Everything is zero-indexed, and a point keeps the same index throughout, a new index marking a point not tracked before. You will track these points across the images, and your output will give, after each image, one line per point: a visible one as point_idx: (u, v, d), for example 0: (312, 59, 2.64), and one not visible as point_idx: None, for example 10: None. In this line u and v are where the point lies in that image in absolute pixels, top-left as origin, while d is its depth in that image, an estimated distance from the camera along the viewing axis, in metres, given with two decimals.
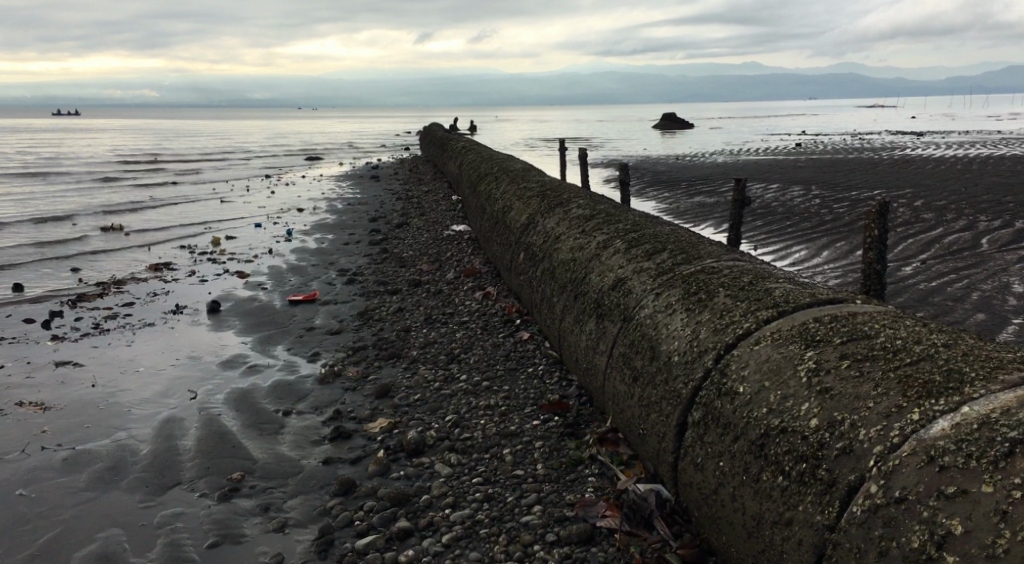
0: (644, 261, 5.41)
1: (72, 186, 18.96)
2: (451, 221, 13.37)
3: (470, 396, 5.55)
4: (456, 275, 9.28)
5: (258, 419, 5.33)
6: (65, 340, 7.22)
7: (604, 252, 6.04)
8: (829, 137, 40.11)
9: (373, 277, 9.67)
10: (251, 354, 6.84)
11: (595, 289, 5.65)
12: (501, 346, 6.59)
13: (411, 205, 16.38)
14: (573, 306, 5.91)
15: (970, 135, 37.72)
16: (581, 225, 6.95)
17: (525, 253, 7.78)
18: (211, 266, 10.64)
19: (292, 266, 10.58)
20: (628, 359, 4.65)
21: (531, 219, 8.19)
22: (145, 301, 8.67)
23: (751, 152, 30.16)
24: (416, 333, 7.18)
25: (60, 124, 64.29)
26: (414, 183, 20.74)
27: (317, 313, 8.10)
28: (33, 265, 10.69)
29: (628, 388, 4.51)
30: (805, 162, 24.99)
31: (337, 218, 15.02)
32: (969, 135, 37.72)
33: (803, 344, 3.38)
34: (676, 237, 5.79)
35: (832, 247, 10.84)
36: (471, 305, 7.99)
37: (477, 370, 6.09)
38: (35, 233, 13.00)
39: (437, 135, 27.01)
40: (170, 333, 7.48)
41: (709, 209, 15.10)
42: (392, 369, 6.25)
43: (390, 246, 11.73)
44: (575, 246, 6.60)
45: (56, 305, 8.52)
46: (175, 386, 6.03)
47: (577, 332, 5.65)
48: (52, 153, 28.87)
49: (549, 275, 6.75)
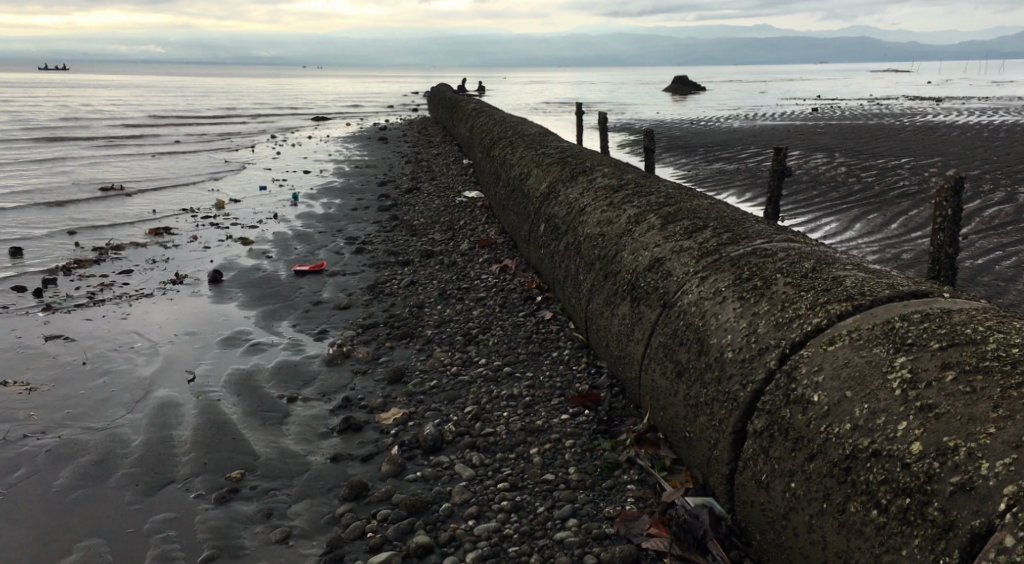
0: (684, 240, 4.93)
1: (74, 147, 18.40)
2: (462, 187, 12.84)
3: (490, 384, 5.10)
4: (470, 246, 8.78)
5: (261, 406, 4.91)
6: (57, 310, 6.75)
7: (637, 227, 5.55)
8: (846, 102, 39.25)
9: (383, 246, 9.18)
10: (253, 331, 6.39)
11: (628, 269, 5.17)
12: (521, 327, 6.14)
13: (421, 168, 15.81)
14: (603, 285, 5.44)
15: (989, 101, 36.86)
16: (608, 197, 6.45)
17: (546, 225, 7.28)
18: (213, 231, 10.15)
19: (298, 233, 10.08)
20: (670, 351, 4.19)
21: (551, 188, 7.68)
22: (143, 269, 8.20)
23: (768, 117, 29.33)
24: (429, 310, 6.72)
25: (63, 81, 63.52)
26: (424, 146, 20.15)
27: (324, 286, 7.63)
28: (28, 228, 10.22)
29: (671, 383, 4.07)
30: (826, 128, 24.23)
31: (344, 182, 14.47)
32: (989, 101, 36.87)
33: (891, 347, 2.91)
34: (718, 213, 5.29)
35: (864, 218, 10.30)
36: (488, 279, 7.52)
37: (497, 353, 5.65)
38: (31, 194, 12.51)
39: (446, 97, 26.31)
40: (169, 305, 7.03)
41: (730, 176, 14.51)
42: (405, 351, 5.80)
43: (400, 212, 11.24)
44: (602, 220, 6.10)
45: (50, 272, 8.03)
46: (173, 366, 5.59)
47: (608, 316, 5.19)
48: (53, 112, 28.24)
49: (574, 250, 6.26)
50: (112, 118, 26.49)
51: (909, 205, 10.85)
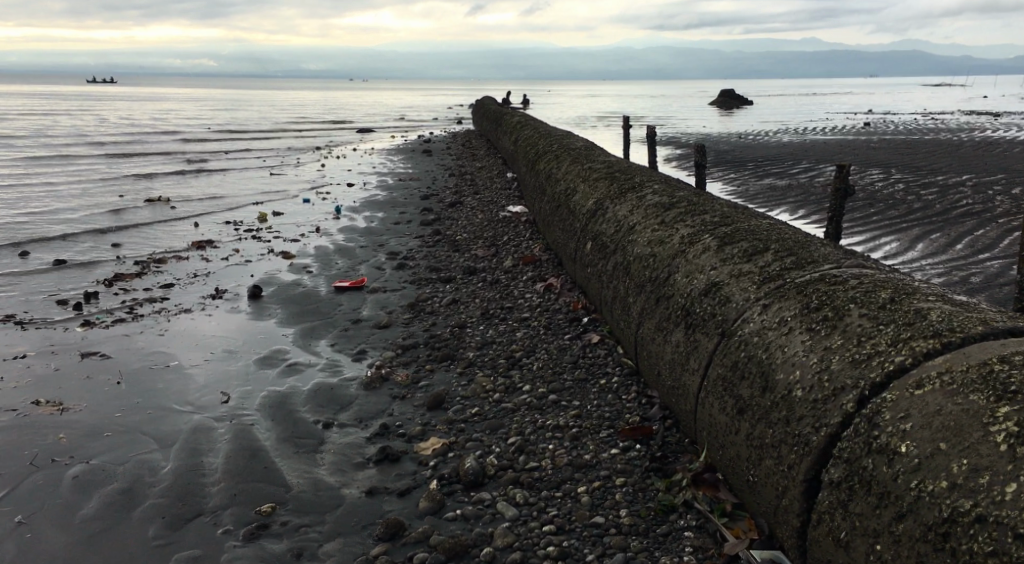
0: (743, 263, 4.61)
1: (123, 158, 18.64)
2: (506, 201, 12.63)
3: (535, 413, 4.85)
4: (513, 263, 8.55)
5: (295, 432, 4.72)
6: (95, 325, 6.69)
7: (691, 248, 5.25)
8: (899, 116, 38.22)
9: (424, 262, 8.99)
10: (291, 349, 6.23)
11: (683, 293, 4.86)
12: (567, 351, 5.87)
13: (464, 182, 15.66)
14: (654, 309, 5.14)
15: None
16: (660, 215, 6.15)
17: (592, 243, 7.00)
18: (255, 245, 10.08)
19: (340, 247, 9.96)
20: (729, 385, 3.88)
21: (598, 205, 7.40)
22: (184, 283, 8.12)
23: (819, 131, 28.56)
24: (471, 330, 6.49)
25: (118, 93, 65.28)
26: (468, 159, 20.03)
27: (364, 303, 7.46)
28: (75, 239, 10.27)
29: (730, 420, 3.77)
30: (880, 142, 23.50)
31: (388, 195, 14.38)
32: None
33: (991, 394, 2.58)
34: (779, 234, 4.97)
35: (927, 238, 9.82)
36: (532, 298, 7.27)
37: (542, 379, 5.38)
38: (79, 204, 12.63)
39: (491, 109, 26.19)
40: (208, 321, 6.91)
41: (782, 192, 14.04)
42: (445, 375, 5.58)
43: (443, 227, 11.07)
44: (653, 239, 5.81)
45: (92, 285, 8.00)
46: (210, 386, 5.45)
47: (660, 343, 4.89)
48: (106, 123, 28.83)
49: (623, 271, 5.97)
50: (161, 130, 26.92)
51: (975, 225, 10.32)
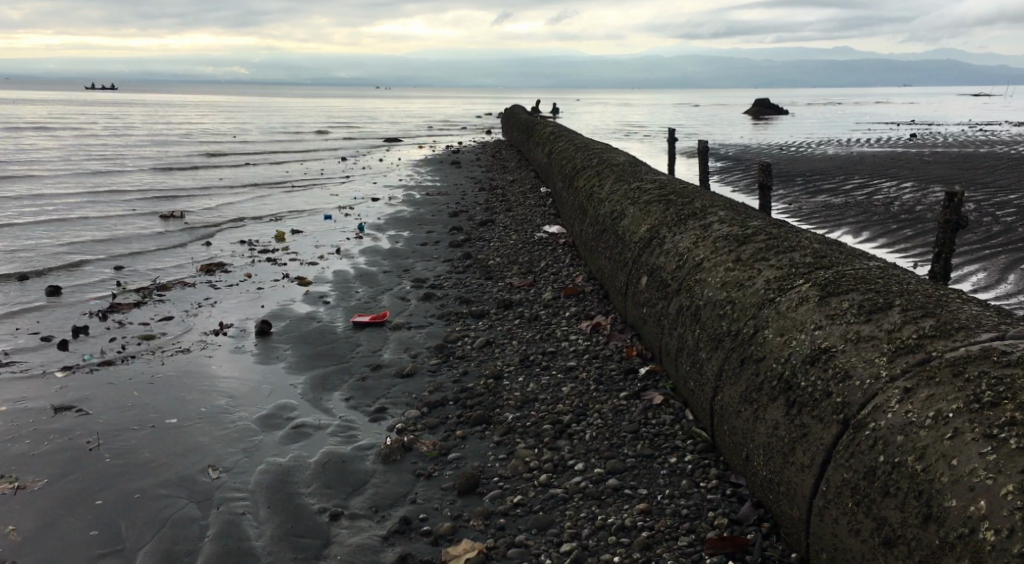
0: (861, 324, 3.63)
1: (139, 172, 17.85)
2: (541, 220, 11.68)
3: (592, 505, 3.91)
4: (553, 295, 7.61)
5: (296, 528, 3.86)
6: (79, 369, 5.86)
7: (783, 295, 4.26)
8: (943, 128, 36.73)
9: (454, 292, 8.09)
10: (298, 405, 5.32)
11: (777, 358, 3.89)
12: (624, 415, 4.90)
13: (495, 197, 14.74)
14: (737, 373, 4.16)
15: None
16: (733, 250, 5.16)
17: (648, 278, 6.02)
18: (269, 269, 9.23)
19: (360, 272, 9.09)
20: (863, 498, 2.96)
21: (653, 233, 6.43)
22: (186, 315, 7.28)
23: (864, 143, 27.27)
24: (509, 382, 5.55)
25: (145, 101, 65.55)
26: (498, 171, 19.14)
27: (385, 344, 6.55)
28: (75, 263, 9.46)
29: (868, 551, 2.91)
30: (932, 155, 22.21)
31: (414, 211, 13.50)
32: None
33: None
34: (900, 283, 3.97)
35: (1017, 268, 8.73)
36: (577, 340, 6.32)
37: (598, 453, 4.44)
38: (87, 222, 11.93)
39: (522, 119, 25.24)
40: (206, 364, 6.04)
41: (840, 211, 12.94)
42: (478, 445, 4.63)
43: (473, 249, 10.15)
44: (727, 282, 4.82)
45: (85, 318, 7.17)
46: (200, 454, 4.58)
47: (748, 419, 3.94)
48: (131, 133, 28.42)
49: (690, 318, 4.99)
50: (185, 141, 26.36)
51: None
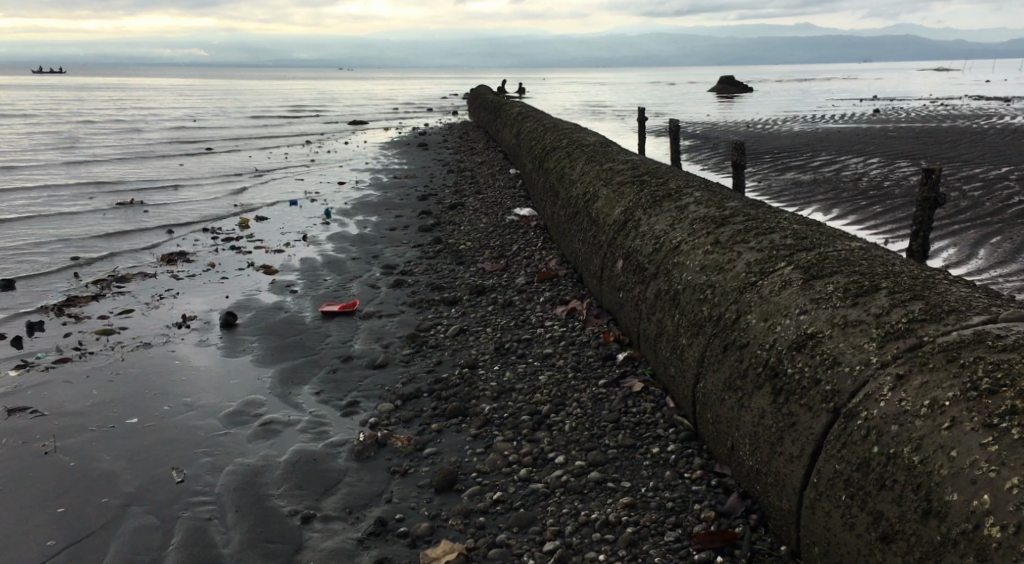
0: (848, 308, 3.51)
1: (95, 160, 17.30)
2: (511, 202, 11.49)
3: (575, 500, 3.79)
4: (527, 280, 7.44)
5: (267, 533, 3.68)
6: (34, 367, 5.58)
7: (765, 278, 4.13)
8: (906, 103, 37.14)
9: (425, 278, 7.89)
10: (266, 400, 5.11)
11: (761, 344, 3.76)
12: (604, 403, 4.77)
13: (464, 179, 14.51)
14: (720, 359, 4.04)
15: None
16: (711, 232, 5.02)
17: (624, 261, 5.87)
18: (233, 258, 8.94)
19: (328, 259, 8.84)
20: (860, 492, 2.89)
21: (628, 215, 6.27)
22: (146, 308, 6.99)
23: (830, 120, 27.43)
24: (485, 371, 5.39)
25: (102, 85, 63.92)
26: (467, 153, 18.88)
27: (355, 334, 6.34)
28: (29, 256, 9.08)
29: (864, 545, 2.85)
30: (897, 131, 22.39)
31: (381, 195, 13.22)
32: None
33: None
34: (884, 265, 3.86)
35: (987, 243, 8.76)
36: (553, 326, 6.17)
37: (579, 444, 4.31)
38: (41, 212, 11.49)
39: (489, 99, 24.93)
40: (169, 358, 5.80)
41: (810, 188, 12.94)
42: (455, 439, 4.48)
43: (443, 234, 9.94)
44: (706, 265, 4.68)
45: (40, 312, 6.86)
46: (164, 454, 4.37)
47: (732, 407, 3.83)
48: (87, 119, 27.61)
49: (670, 302, 4.85)
50: (144, 127, 25.66)
51: None
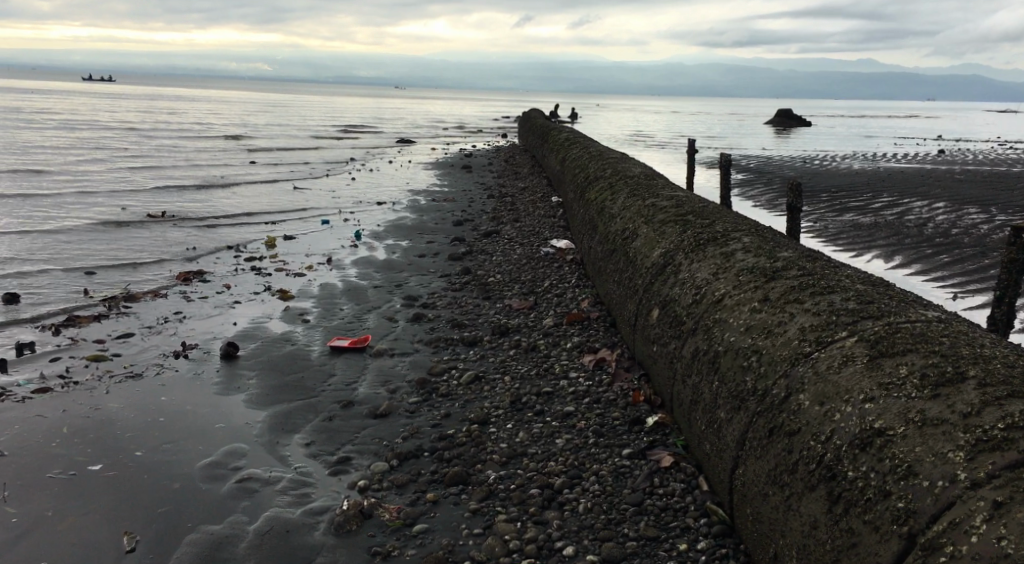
0: (929, 401, 2.83)
1: (138, 173, 17.25)
2: (549, 233, 10.92)
3: None
4: (555, 321, 6.85)
5: None
6: (11, 396, 5.17)
7: (822, 348, 3.44)
8: (973, 144, 35.67)
9: (447, 313, 7.35)
10: (250, 450, 4.60)
11: (815, 434, 3.10)
12: (627, 478, 4.15)
13: (503, 206, 14.00)
14: (764, 445, 3.38)
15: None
16: (760, 286, 4.35)
17: (661, 310, 5.23)
18: (251, 280, 8.54)
19: (349, 286, 8.38)
20: None
21: (669, 259, 5.63)
22: (147, 332, 6.59)
23: (892, 159, 26.38)
24: (496, 429, 4.81)
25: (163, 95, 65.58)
26: (511, 177, 18.40)
27: (362, 375, 5.81)
28: (46, 268, 8.81)
29: None
30: (965, 173, 21.23)
31: (417, 219, 12.79)
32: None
33: None
34: (971, 341, 3.17)
35: None
36: (578, 379, 5.55)
37: (594, 531, 3.71)
38: (69, 224, 11.30)
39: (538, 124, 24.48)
40: (155, 392, 5.35)
41: (870, 231, 12.11)
42: (450, 512, 3.91)
43: (472, 264, 9.41)
44: (752, 325, 4.01)
45: (36, 332, 6.50)
46: (120, 512, 3.91)
47: (776, 507, 3.20)
48: (139, 131, 27.89)
49: (708, 365, 4.20)
50: (192, 139, 25.78)
51: None
